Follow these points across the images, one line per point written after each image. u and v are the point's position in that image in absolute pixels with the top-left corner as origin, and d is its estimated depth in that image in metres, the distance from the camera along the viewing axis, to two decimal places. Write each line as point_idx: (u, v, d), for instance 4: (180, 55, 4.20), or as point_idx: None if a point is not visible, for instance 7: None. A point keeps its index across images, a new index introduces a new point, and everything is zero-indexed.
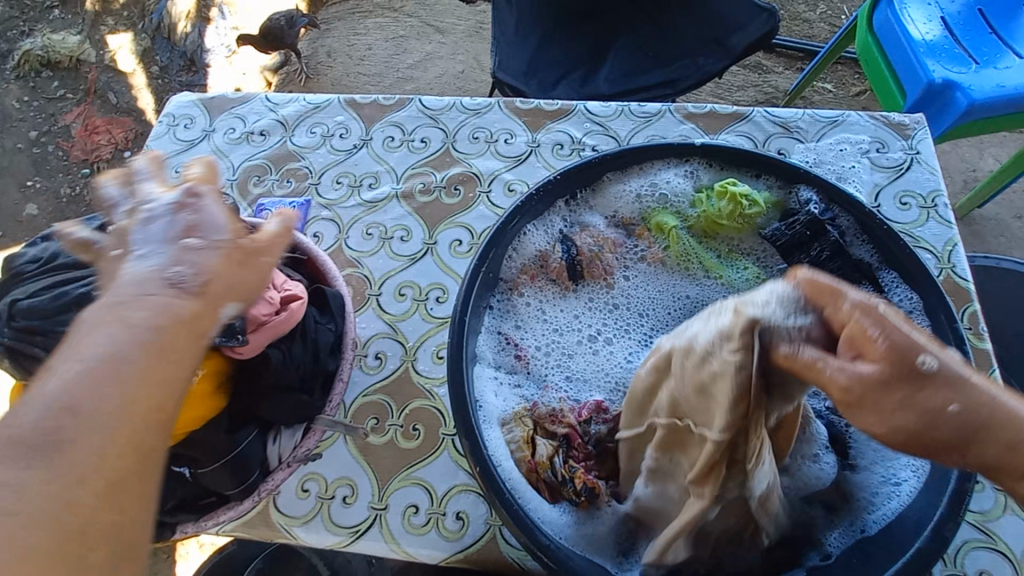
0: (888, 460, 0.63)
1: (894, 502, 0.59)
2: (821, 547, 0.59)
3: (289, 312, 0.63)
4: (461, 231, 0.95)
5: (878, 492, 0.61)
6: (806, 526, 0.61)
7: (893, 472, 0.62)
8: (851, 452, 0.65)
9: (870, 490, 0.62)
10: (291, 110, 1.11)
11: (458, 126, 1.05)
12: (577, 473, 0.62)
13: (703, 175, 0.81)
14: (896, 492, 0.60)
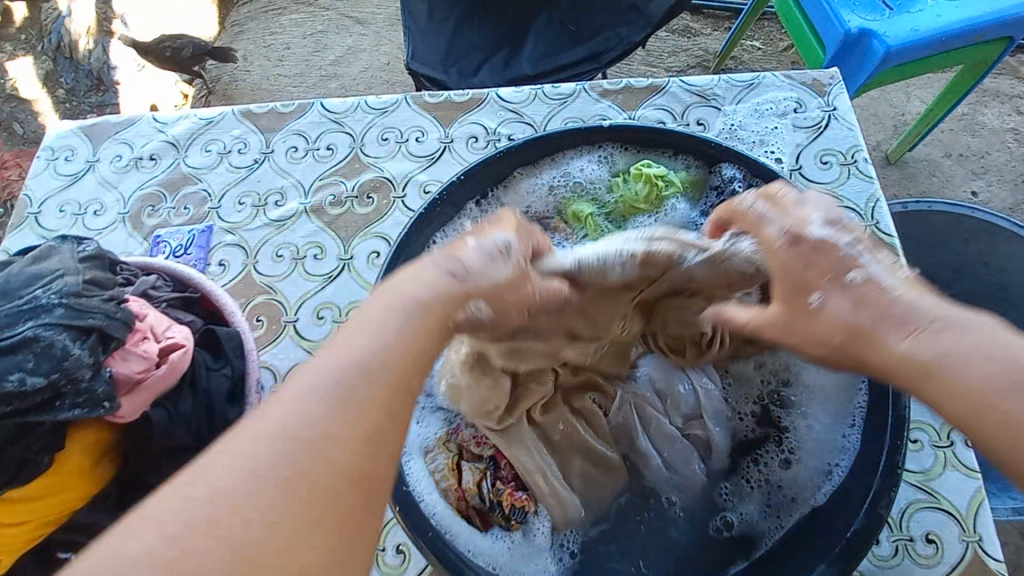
0: (825, 450, 0.59)
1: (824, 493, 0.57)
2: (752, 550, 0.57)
3: (169, 364, 0.57)
4: (378, 241, 0.89)
5: (813, 486, 0.58)
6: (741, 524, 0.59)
7: (830, 461, 0.58)
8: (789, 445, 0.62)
9: (804, 483, 0.58)
10: (181, 128, 1.02)
11: (365, 128, 0.98)
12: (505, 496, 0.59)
13: (618, 159, 0.78)
14: (827, 484, 0.57)
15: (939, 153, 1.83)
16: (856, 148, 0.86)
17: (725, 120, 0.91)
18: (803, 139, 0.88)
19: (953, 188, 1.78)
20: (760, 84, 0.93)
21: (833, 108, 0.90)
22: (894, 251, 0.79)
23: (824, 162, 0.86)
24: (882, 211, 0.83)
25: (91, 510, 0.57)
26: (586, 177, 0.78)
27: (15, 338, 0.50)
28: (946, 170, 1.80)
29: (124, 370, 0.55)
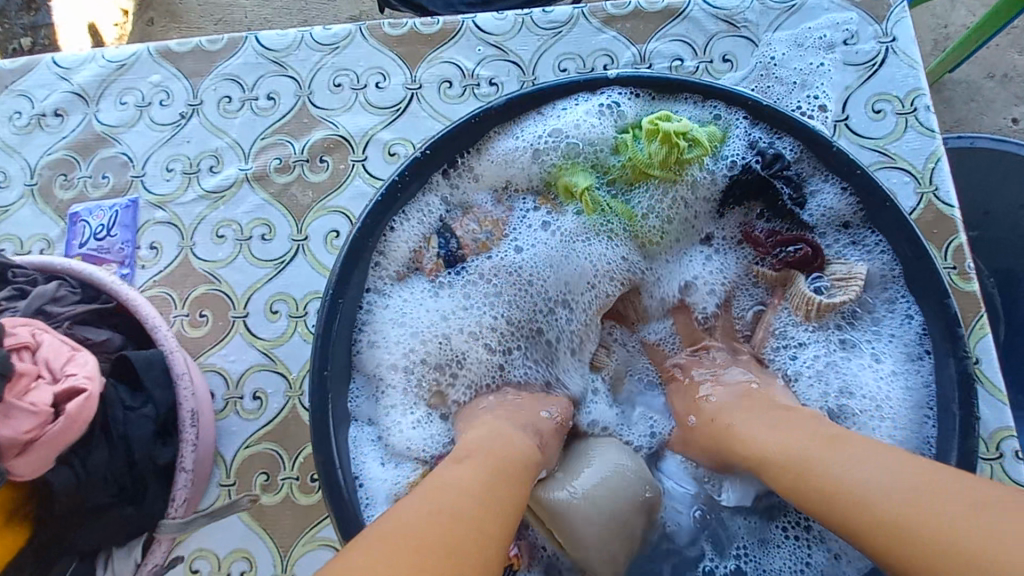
0: None
1: (857, 552, 0.51)
2: None
3: (66, 416, 0.45)
4: (337, 217, 0.74)
5: None
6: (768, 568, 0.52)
7: None
8: None
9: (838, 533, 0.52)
10: (87, 73, 0.83)
11: (312, 70, 0.79)
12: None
13: (628, 107, 0.61)
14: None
15: (981, 73, 1.61)
16: (918, 92, 0.70)
17: (757, 55, 0.73)
18: (853, 80, 0.71)
19: (992, 116, 1.59)
20: (802, 7, 0.74)
21: (893, 38, 0.72)
22: (954, 224, 0.66)
23: (876, 111, 0.70)
24: (943, 173, 0.68)
25: None
26: (583, 134, 0.61)
27: None
28: (988, 94, 1.60)
29: (6, 430, 0.43)
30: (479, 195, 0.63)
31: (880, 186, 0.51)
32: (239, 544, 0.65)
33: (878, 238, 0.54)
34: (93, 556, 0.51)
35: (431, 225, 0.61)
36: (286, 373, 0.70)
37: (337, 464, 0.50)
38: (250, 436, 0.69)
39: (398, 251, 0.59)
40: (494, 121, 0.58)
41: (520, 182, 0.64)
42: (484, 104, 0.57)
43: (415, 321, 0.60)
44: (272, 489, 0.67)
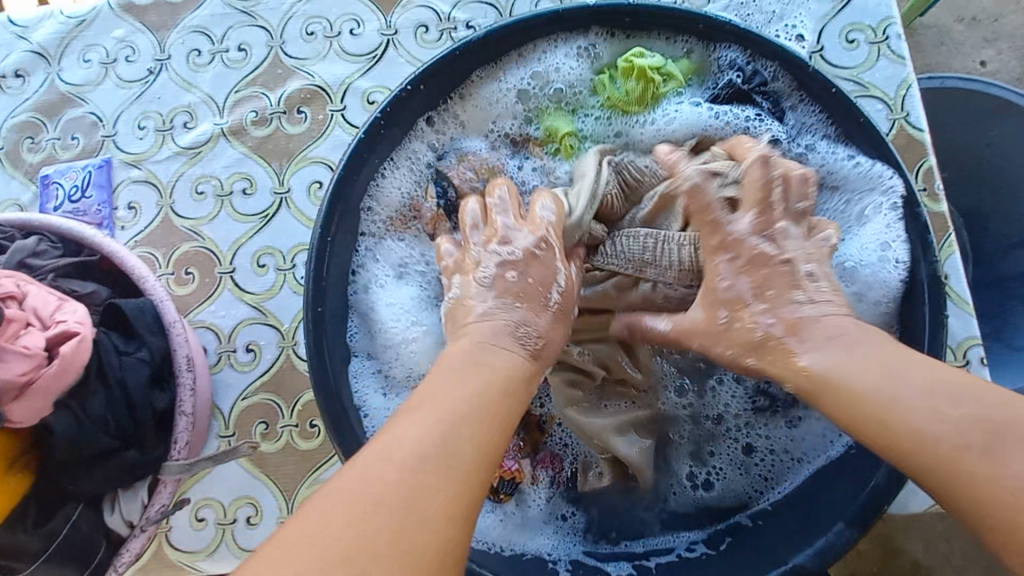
0: None
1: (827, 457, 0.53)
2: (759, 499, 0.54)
3: (61, 359, 0.46)
4: (319, 169, 0.73)
5: (826, 435, 0.54)
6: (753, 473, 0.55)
7: None
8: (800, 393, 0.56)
9: (811, 444, 0.54)
10: (47, 31, 0.79)
11: (283, 19, 0.77)
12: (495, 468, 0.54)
13: (602, 50, 0.60)
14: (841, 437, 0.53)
15: (951, 16, 1.63)
16: (891, 20, 0.71)
17: None
18: (828, 9, 0.72)
19: (962, 58, 1.62)
20: None
21: None
22: (924, 148, 0.69)
23: (851, 40, 0.71)
24: (914, 99, 0.71)
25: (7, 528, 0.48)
26: (565, 77, 0.61)
27: None
28: (958, 37, 1.62)
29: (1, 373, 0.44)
30: (470, 142, 0.61)
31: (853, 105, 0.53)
32: (242, 491, 0.67)
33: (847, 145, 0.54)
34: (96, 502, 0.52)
35: (423, 176, 0.60)
36: (278, 325, 0.71)
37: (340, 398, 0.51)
38: (246, 388, 0.69)
39: (388, 201, 0.59)
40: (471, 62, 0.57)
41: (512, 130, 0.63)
42: (464, 38, 0.56)
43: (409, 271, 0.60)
44: (272, 438, 0.68)
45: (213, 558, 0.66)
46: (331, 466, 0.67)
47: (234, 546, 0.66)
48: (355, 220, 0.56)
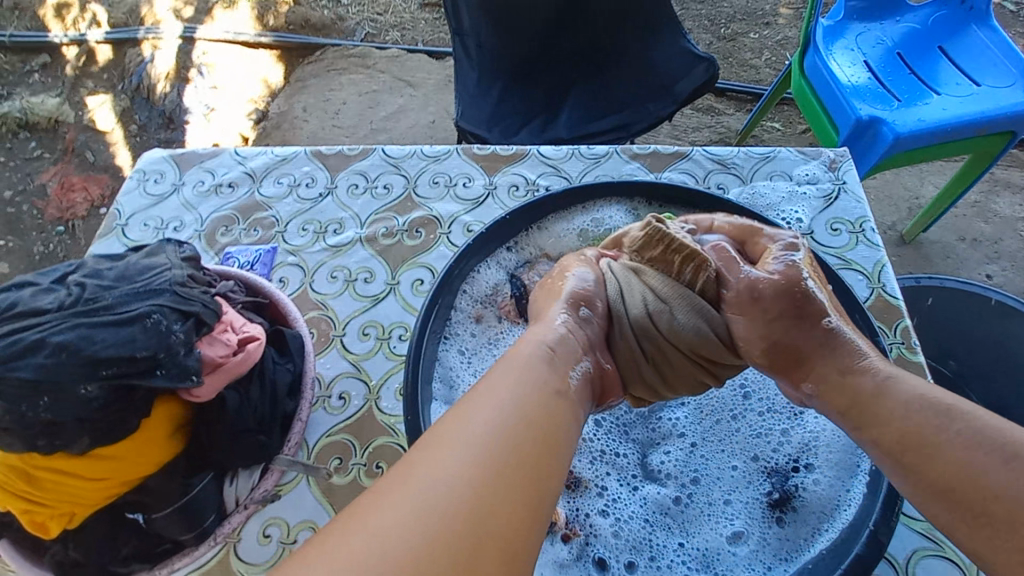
0: (832, 513, 0.61)
1: (804, 559, 0.59)
2: None
3: (246, 352, 0.65)
4: (423, 271, 0.98)
5: (810, 537, 0.60)
6: (754, 555, 0.61)
7: (830, 521, 0.60)
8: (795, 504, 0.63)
9: (794, 544, 0.61)
10: (259, 162, 1.15)
11: (419, 172, 1.10)
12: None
13: (643, 212, 0.84)
14: (821, 542, 0.59)
15: (952, 235, 1.91)
16: (864, 218, 0.97)
17: (742, 186, 1.02)
18: (817, 206, 0.99)
19: (968, 270, 1.85)
20: (775, 158, 1.05)
21: (843, 182, 1.02)
22: (900, 311, 0.87)
23: (835, 229, 0.96)
24: (889, 275, 0.91)
25: (161, 475, 0.62)
26: (614, 225, 0.83)
27: (129, 314, 0.57)
28: (961, 253, 1.88)
29: (209, 352, 0.62)
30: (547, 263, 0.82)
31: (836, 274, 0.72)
32: (307, 515, 0.78)
33: None
34: (220, 475, 0.67)
35: (506, 274, 0.81)
36: (367, 380, 0.89)
37: (421, 425, 0.65)
38: (332, 427, 0.85)
39: (479, 288, 0.80)
40: (546, 209, 0.82)
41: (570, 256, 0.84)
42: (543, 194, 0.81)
43: (488, 346, 0.77)
44: (343, 472, 0.81)
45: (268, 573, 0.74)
46: None
47: None
48: (454, 299, 0.76)
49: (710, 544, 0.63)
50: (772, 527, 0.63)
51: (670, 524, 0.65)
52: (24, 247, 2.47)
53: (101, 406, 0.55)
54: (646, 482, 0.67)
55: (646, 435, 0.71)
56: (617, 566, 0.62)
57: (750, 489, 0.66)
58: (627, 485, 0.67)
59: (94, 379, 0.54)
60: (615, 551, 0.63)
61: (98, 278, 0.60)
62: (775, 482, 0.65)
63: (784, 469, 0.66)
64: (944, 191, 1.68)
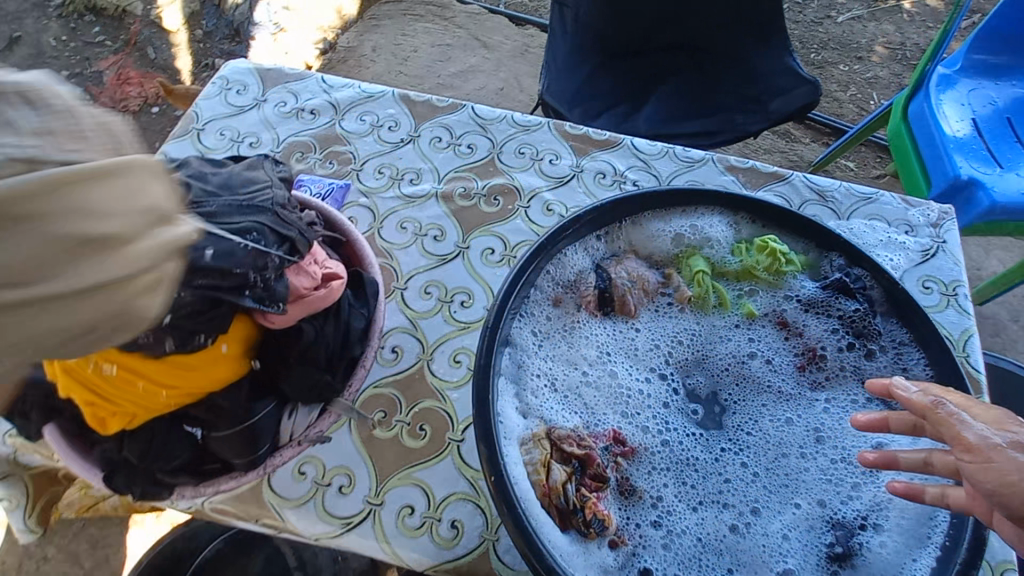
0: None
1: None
2: None
3: (329, 289, 0.63)
4: (495, 240, 0.95)
5: None
6: None
7: None
8: (855, 561, 0.61)
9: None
10: (345, 94, 1.12)
11: (505, 138, 1.06)
12: (588, 505, 0.62)
13: (743, 228, 0.79)
14: None
15: (1007, 315, 1.85)
16: (959, 282, 0.92)
17: (838, 222, 0.98)
18: (911, 260, 0.94)
19: (1017, 352, 1.79)
20: (876, 200, 1.01)
21: (943, 240, 0.97)
22: (981, 386, 0.83)
23: (926, 286, 0.92)
24: (974, 346, 0.87)
25: (226, 395, 0.60)
26: (711, 235, 0.79)
27: (231, 227, 0.54)
28: (1012, 334, 1.82)
29: (295, 282, 0.60)
30: (635, 261, 0.78)
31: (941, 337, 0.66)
32: (344, 462, 0.76)
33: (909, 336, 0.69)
34: (280, 406, 0.65)
35: (592, 263, 0.77)
36: (423, 340, 0.87)
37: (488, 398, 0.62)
38: (381, 378, 0.83)
39: (563, 271, 0.76)
40: (649, 205, 0.77)
41: (658, 256, 0.80)
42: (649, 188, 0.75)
43: (562, 333, 0.74)
44: (385, 426, 0.79)
45: (298, 511, 0.73)
46: (425, 468, 0.77)
47: (320, 507, 0.74)
48: (538, 277, 0.72)
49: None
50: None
51: (721, 553, 0.63)
52: (72, 129, 2.46)
53: (188, 313, 0.53)
54: (702, 506, 0.65)
55: (708, 456, 0.69)
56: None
57: (810, 536, 0.63)
58: (682, 503, 0.65)
59: (186, 286, 0.52)
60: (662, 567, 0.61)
61: (202, 182, 0.57)
62: (840, 534, 0.63)
63: (851, 524, 0.63)
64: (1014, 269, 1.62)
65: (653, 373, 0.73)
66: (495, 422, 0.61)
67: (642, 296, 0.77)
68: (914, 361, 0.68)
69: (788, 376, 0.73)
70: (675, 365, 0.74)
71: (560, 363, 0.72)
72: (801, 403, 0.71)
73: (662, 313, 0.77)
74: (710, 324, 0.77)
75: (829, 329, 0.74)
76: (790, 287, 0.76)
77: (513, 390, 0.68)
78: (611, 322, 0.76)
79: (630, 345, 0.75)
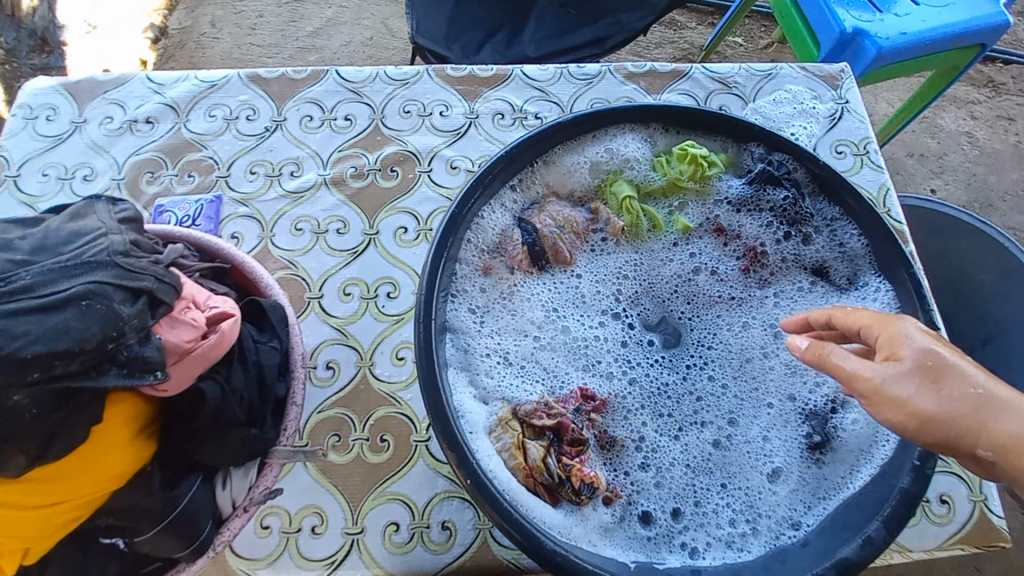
0: (870, 448, 0.61)
1: (847, 495, 0.58)
2: (782, 535, 0.58)
3: (219, 333, 0.53)
4: (406, 217, 0.86)
5: (851, 472, 0.60)
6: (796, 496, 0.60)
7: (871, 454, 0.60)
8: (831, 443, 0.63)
9: (832, 483, 0.60)
10: (181, 91, 0.94)
11: (385, 99, 0.94)
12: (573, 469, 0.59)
13: (659, 139, 0.74)
14: (861, 475, 0.59)
15: (902, 152, 1.96)
16: (868, 139, 0.93)
17: (745, 108, 0.96)
18: (821, 129, 0.94)
19: (915, 186, 1.92)
20: (776, 76, 0.98)
21: (845, 101, 0.96)
22: (905, 236, 0.86)
23: (839, 151, 0.92)
24: (892, 199, 0.89)
25: (135, 489, 0.51)
26: (629, 155, 0.73)
27: (57, 296, 0.44)
28: (908, 169, 1.94)
29: (171, 339, 0.50)
30: (557, 203, 0.72)
31: (869, 207, 0.65)
32: (310, 500, 0.70)
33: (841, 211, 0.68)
34: (211, 477, 0.56)
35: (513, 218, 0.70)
36: (357, 347, 0.78)
37: (443, 400, 0.55)
38: (322, 402, 0.75)
39: (486, 234, 0.68)
40: (559, 139, 0.69)
41: (580, 192, 0.74)
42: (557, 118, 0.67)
43: (502, 302, 0.68)
44: (343, 450, 0.72)
45: (274, 567, 0.67)
46: (398, 480, 0.71)
47: (296, 555, 0.67)
48: (461, 249, 0.64)
49: (754, 491, 0.61)
50: (812, 466, 0.62)
51: (712, 473, 0.62)
52: None
53: (41, 414, 0.44)
54: (684, 434, 0.64)
55: (678, 382, 0.67)
56: (663, 522, 0.59)
57: (787, 431, 0.64)
58: (666, 436, 0.64)
59: (22, 385, 0.42)
60: (661, 506, 0.60)
61: (9, 251, 0.46)
62: (814, 423, 0.64)
63: (821, 409, 0.65)
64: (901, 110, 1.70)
65: (605, 316, 0.69)
66: (457, 421, 0.55)
67: (573, 239, 0.72)
68: (847, 236, 0.68)
69: (735, 280, 0.71)
70: (625, 301, 0.70)
71: (508, 335, 0.66)
72: (754, 306, 0.70)
73: (598, 251, 0.72)
74: (650, 250, 0.73)
75: (763, 222, 0.73)
76: (718, 190, 0.73)
77: (466, 379, 0.61)
78: (548, 276, 0.71)
79: (574, 294, 0.70)
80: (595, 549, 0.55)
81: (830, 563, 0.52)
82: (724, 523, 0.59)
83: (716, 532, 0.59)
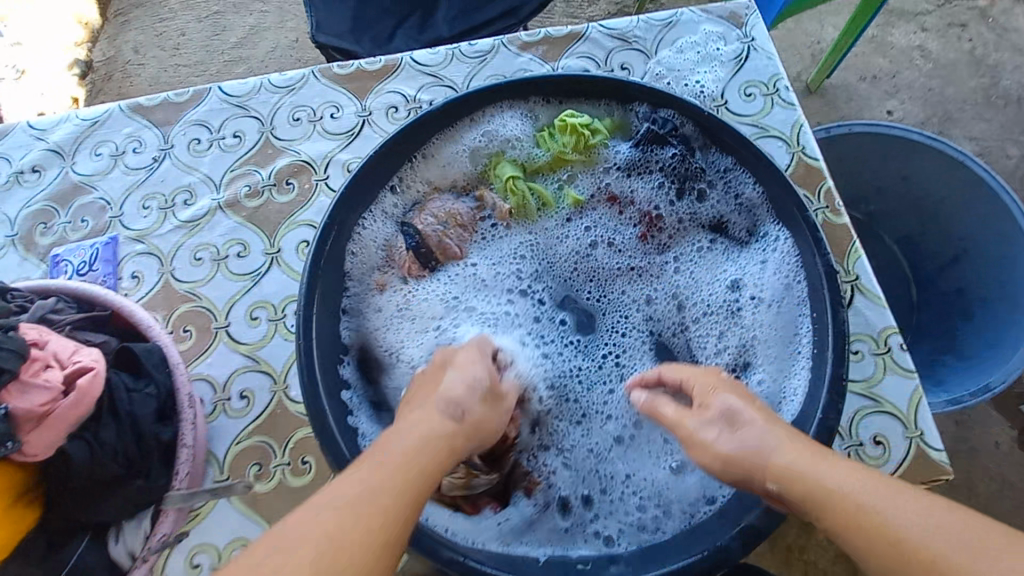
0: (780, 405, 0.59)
1: None
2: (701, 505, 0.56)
3: (77, 391, 0.51)
4: (306, 230, 0.83)
5: None
6: None
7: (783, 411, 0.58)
8: None
9: None
10: (63, 133, 0.91)
11: (273, 110, 0.90)
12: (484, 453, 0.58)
13: (540, 113, 0.70)
14: None
15: (854, 76, 1.89)
16: (777, 76, 0.88)
17: (648, 62, 0.91)
18: (727, 72, 0.90)
19: (871, 110, 1.86)
20: (678, 22, 0.93)
21: (751, 39, 0.92)
22: (821, 173, 0.83)
23: (748, 93, 0.88)
24: (807, 135, 0.86)
25: (14, 562, 0.50)
26: (510, 136, 0.70)
27: None
28: (862, 93, 1.88)
29: (22, 404, 0.49)
30: (442, 198, 0.69)
31: (760, 154, 0.61)
32: (236, 534, 0.69)
33: (736, 161, 0.65)
34: (101, 533, 0.56)
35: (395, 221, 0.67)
36: (271, 371, 0.77)
37: (331, 428, 0.53)
38: (240, 432, 0.74)
39: (369, 242, 0.65)
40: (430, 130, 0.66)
41: (464, 183, 0.72)
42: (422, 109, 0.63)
43: (396, 310, 0.66)
44: (265, 478, 0.71)
45: None
46: None
47: None
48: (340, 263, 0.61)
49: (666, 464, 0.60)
50: None
51: (623, 453, 0.61)
52: None
53: None
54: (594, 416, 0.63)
55: (584, 364, 0.65)
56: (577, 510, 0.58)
57: None
58: (573, 423, 0.63)
59: None
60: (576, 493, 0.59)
61: None
62: None
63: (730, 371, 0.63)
64: (841, 35, 1.64)
65: (503, 307, 0.68)
66: (347, 447, 0.52)
67: (463, 234, 0.69)
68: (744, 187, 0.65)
69: (633, 250, 0.70)
70: (524, 289, 0.69)
71: (406, 343, 0.65)
72: (656, 274, 0.69)
73: (489, 242, 0.71)
74: (543, 230, 0.71)
75: (655, 184, 0.71)
76: (608, 159, 0.71)
77: (363, 398, 0.59)
78: (442, 275, 0.69)
79: (472, 290, 0.68)
80: (506, 550, 0.54)
81: (736, 532, 0.50)
82: (638, 503, 0.58)
83: (634, 512, 0.58)
